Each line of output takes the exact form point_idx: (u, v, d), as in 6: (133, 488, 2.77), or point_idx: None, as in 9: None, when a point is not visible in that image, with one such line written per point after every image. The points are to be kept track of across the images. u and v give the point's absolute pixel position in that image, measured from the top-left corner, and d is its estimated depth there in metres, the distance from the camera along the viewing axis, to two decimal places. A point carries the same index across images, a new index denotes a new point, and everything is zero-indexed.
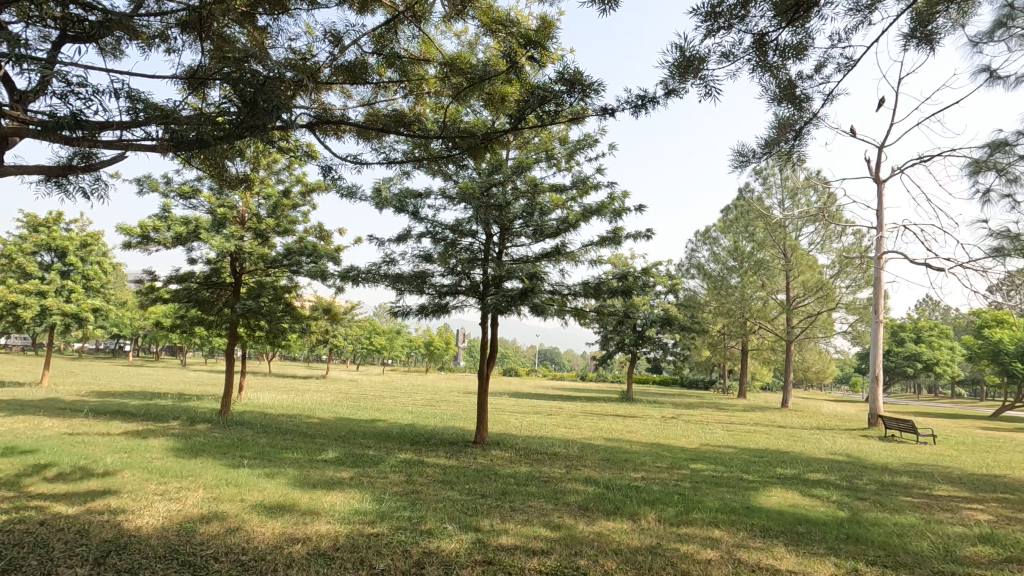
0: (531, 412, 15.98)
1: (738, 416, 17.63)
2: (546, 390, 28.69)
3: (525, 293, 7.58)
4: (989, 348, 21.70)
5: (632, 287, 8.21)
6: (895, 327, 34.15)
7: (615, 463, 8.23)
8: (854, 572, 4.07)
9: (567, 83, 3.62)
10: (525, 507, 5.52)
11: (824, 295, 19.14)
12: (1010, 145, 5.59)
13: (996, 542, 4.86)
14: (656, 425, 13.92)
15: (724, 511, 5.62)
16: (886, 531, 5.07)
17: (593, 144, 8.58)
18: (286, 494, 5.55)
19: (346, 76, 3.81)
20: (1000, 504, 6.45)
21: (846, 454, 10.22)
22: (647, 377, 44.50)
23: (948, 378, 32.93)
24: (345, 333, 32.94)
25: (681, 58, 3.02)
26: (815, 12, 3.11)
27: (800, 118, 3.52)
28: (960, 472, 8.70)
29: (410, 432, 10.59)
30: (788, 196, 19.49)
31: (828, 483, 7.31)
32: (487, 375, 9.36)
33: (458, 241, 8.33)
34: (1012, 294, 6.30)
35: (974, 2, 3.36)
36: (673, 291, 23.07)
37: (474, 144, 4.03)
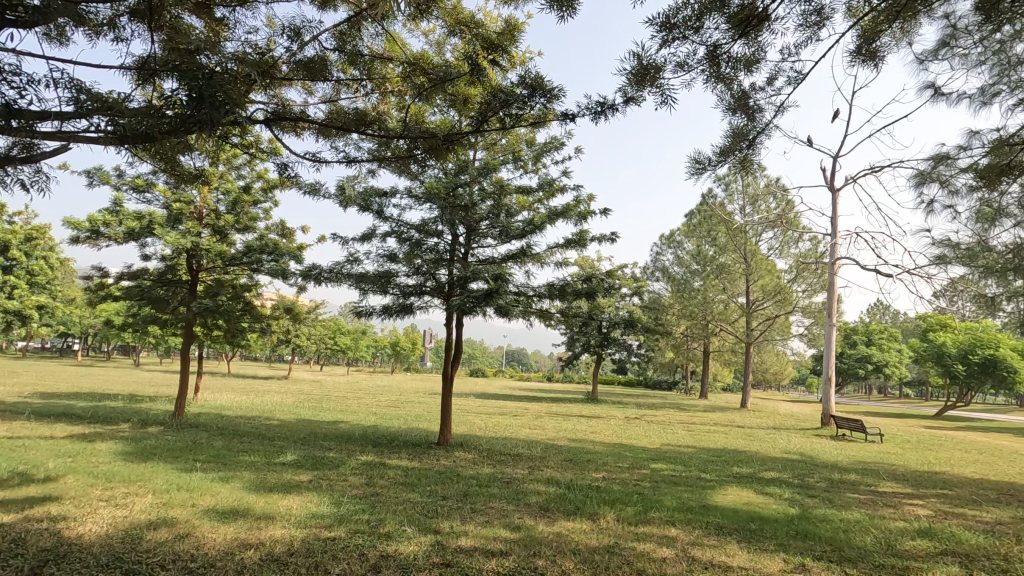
0: (496, 413, 16.00)
1: (699, 416, 17.99)
2: (513, 391, 28.68)
3: (490, 294, 7.58)
4: (933, 351, 22.81)
5: (596, 288, 8.31)
6: (848, 330, 35.53)
7: (577, 463, 8.31)
8: (801, 567, 4.21)
9: (529, 87, 3.67)
10: (486, 508, 5.52)
11: (782, 298, 19.55)
12: (952, 158, 5.90)
13: (933, 536, 5.11)
14: (619, 426, 14.10)
15: (681, 509, 5.74)
16: (832, 527, 5.27)
17: (560, 147, 8.66)
18: (241, 498, 5.40)
19: (306, 72, 3.74)
20: (939, 499, 6.78)
21: (799, 453, 10.56)
22: (612, 379, 45.03)
23: (895, 380, 34.48)
24: (308, 332, 32.28)
25: (637, 66, 3.08)
26: (766, 27, 3.21)
27: (753, 128, 3.63)
28: (903, 469, 9.11)
29: (373, 434, 10.42)
30: (748, 202, 20.08)
31: (781, 481, 7.55)
32: (453, 376, 9.30)
33: (424, 241, 8.28)
34: (955, 300, 6.63)
35: (915, 23, 3.54)
36: (638, 293, 23.47)
37: (437, 145, 4.01)
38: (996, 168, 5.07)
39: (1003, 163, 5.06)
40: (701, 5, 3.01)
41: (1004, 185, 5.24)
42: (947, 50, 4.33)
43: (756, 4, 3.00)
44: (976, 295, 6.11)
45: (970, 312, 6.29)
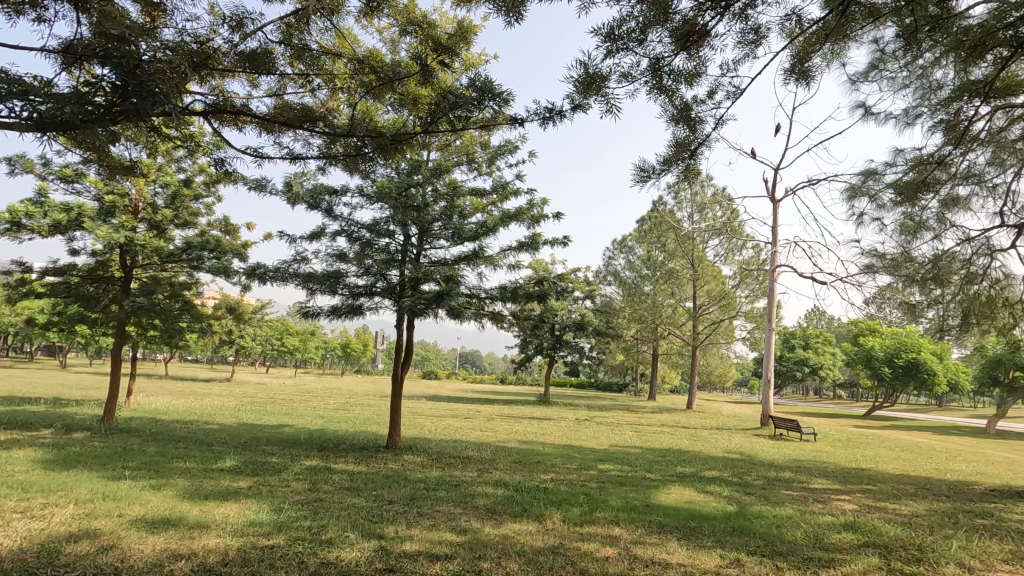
0: (447, 415, 15.89)
1: (647, 418, 18.46)
2: (465, 393, 28.62)
3: (441, 296, 7.50)
4: (863, 354, 24.21)
5: (548, 291, 8.38)
6: (787, 334, 37.31)
7: (526, 465, 8.36)
8: (736, 562, 4.38)
9: (478, 90, 3.67)
10: (433, 512, 5.48)
11: (726, 303, 20.37)
12: (879, 173, 6.30)
13: (857, 529, 5.43)
14: (569, 427, 14.28)
15: (625, 509, 5.86)
16: (766, 523, 5.52)
17: (513, 150, 8.72)
18: (173, 507, 5.15)
19: (248, 64, 3.61)
20: (863, 494, 7.21)
21: (739, 452, 11.00)
22: (565, 381, 45.57)
23: (829, 381, 36.36)
24: (253, 333, 31.09)
25: (583, 74, 3.12)
26: (706, 42, 3.32)
27: (694, 139, 3.73)
28: (833, 466, 9.64)
29: (319, 437, 10.19)
30: (696, 210, 20.74)
31: (721, 479, 7.84)
32: (403, 378, 9.18)
33: (375, 241, 8.14)
34: (883, 307, 7.05)
35: (843, 46, 3.75)
36: (591, 296, 23.89)
37: (384, 144, 3.93)
38: (916, 185, 5.45)
39: (923, 180, 5.44)
40: (645, 18, 3.09)
41: (924, 200, 5.64)
42: (876, 73, 4.63)
43: (696, 20, 3.10)
44: (902, 303, 6.51)
45: (896, 318, 6.70)
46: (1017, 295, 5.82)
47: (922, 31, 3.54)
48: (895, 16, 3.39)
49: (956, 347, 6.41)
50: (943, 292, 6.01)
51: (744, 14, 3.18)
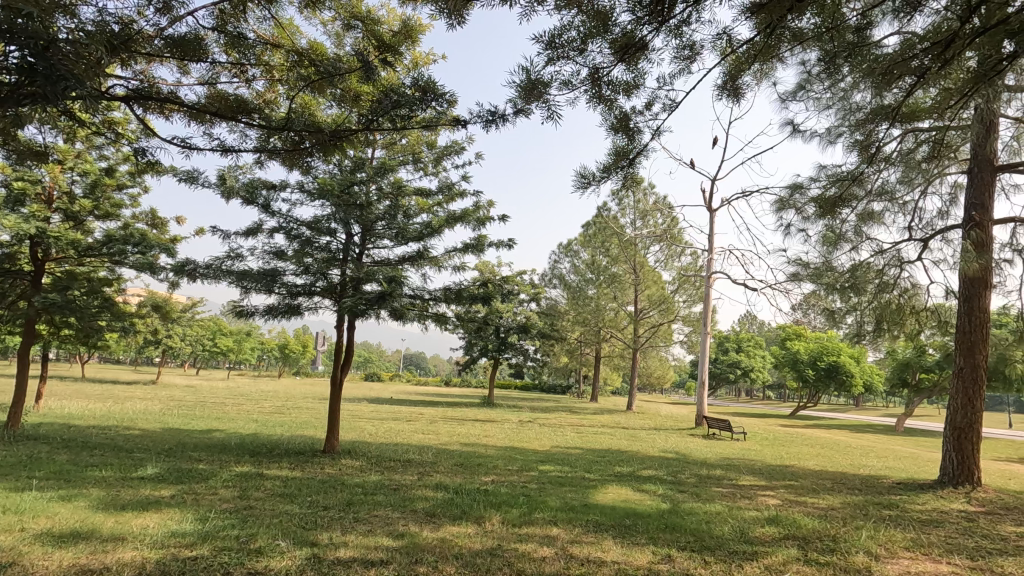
0: (389, 418, 15.62)
1: (588, 418, 18.84)
2: (409, 395, 28.16)
3: (383, 297, 7.32)
4: (790, 357, 25.67)
5: (492, 293, 8.36)
6: (721, 338, 39.09)
7: (467, 468, 8.32)
8: (667, 558, 4.54)
9: (421, 90, 3.65)
10: (369, 517, 5.36)
11: (666, 307, 21.07)
12: (804, 188, 6.73)
13: (779, 523, 5.73)
14: (512, 429, 14.37)
15: (563, 509, 5.95)
16: (697, 519, 5.74)
17: (460, 151, 8.68)
18: (85, 518, 4.80)
19: (178, 51, 3.42)
20: (786, 490, 7.64)
21: (674, 451, 11.40)
22: (510, 383, 45.80)
23: (760, 384, 38.30)
24: (183, 332, 29.46)
25: (525, 80, 3.12)
26: (643, 56, 3.40)
27: (633, 148, 3.77)
28: (760, 464, 10.15)
29: (251, 442, 9.76)
30: (638, 217, 21.35)
31: (656, 479, 8.07)
32: (342, 380, 8.94)
33: (315, 239, 7.90)
34: (808, 313, 7.49)
35: (771, 67, 3.96)
36: (536, 299, 24.10)
37: (323, 140, 3.79)
38: (836, 200, 5.84)
39: (842, 196, 5.84)
40: (585, 29, 3.16)
41: (843, 214, 6.06)
42: (803, 93, 4.94)
43: (635, 33, 3.16)
44: (824, 310, 6.94)
45: (819, 323, 7.13)
46: (922, 303, 6.33)
47: (840, 57, 3.82)
48: (816, 41, 3.63)
49: (870, 351, 6.90)
50: (860, 300, 6.47)
51: (679, 29, 3.28)
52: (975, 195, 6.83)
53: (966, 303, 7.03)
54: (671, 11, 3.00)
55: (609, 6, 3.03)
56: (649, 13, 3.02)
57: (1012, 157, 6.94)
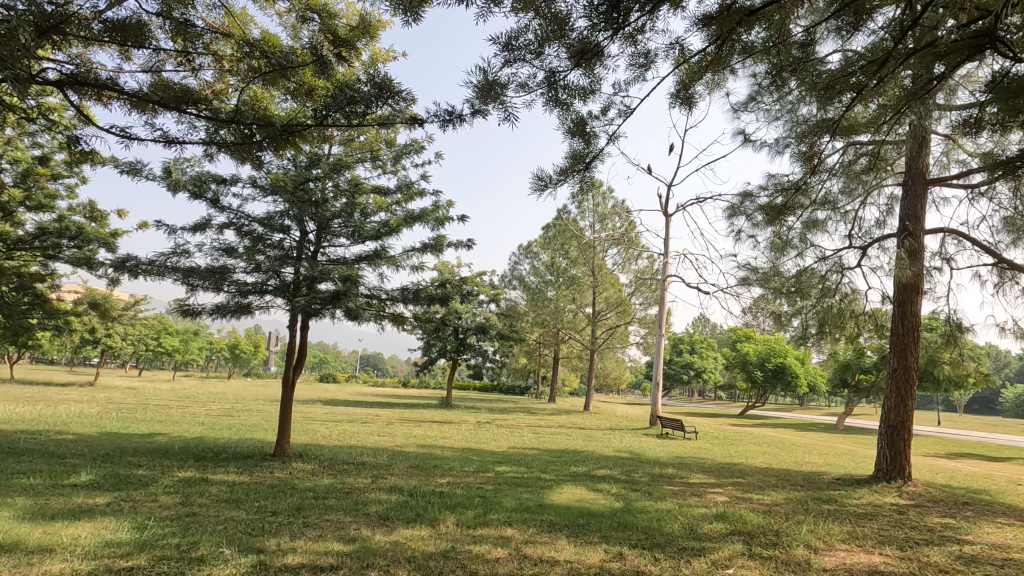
0: (343, 419, 15.30)
1: (545, 419, 19.00)
2: (363, 397, 27.63)
3: (338, 296, 7.13)
4: (739, 358, 26.70)
5: (450, 294, 8.28)
6: (676, 340, 40.11)
7: (423, 470, 8.22)
8: (618, 555, 4.61)
9: (377, 88, 3.61)
10: (319, 522, 5.22)
11: (623, 310, 21.46)
12: (753, 195, 6.98)
13: (726, 519, 5.91)
14: (469, 430, 14.33)
15: (519, 510, 5.97)
16: (648, 517, 5.86)
17: (419, 150, 8.57)
18: (8, 530, 4.49)
19: (118, 36, 3.25)
20: (734, 487, 7.90)
21: (628, 450, 11.61)
22: (468, 385, 45.72)
23: (711, 384, 39.48)
24: (125, 331, 28.08)
25: (482, 81, 3.10)
26: (599, 61, 3.43)
27: (589, 152, 3.79)
28: (710, 462, 10.47)
29: (196, 446, 9.36)
30: (597, 220, 21.67)
31: (610, 478, 8.22)
32: (294, 382, 8.69)
33: (267, 236, 7.66)
34: (757, 316, 7.75)
35: (722, 77, 4.09)
36: (495, 300, 24.12)
37: (274, 134, 3.66)
38: (782, 207, 6.08)
39: (787, 204, 6.09)
40: (542, 32, 3.17)
41: (789, 221, 6.32)
42: (753, 104, 5.12)
43: (592, 39, 3.19)
44: (772, 313, 7.21)
45: (767, 326, 7.40)
46: (861, 308, 6.65)
47: (786, 70, 3.98)
48: (764, 54, 3.77)
49: (814, 352, 7.22)
50: (805, 303, 6.74)
51: (635, 36, 3.34)
52: (909, 206, 7.24)
53: (900, 308, 7.44)
54: (626, 18, 3.06)
55: (566, 10, 3.06)
56: (606, 19, 3.06)
57: (943, 172, 7.39)
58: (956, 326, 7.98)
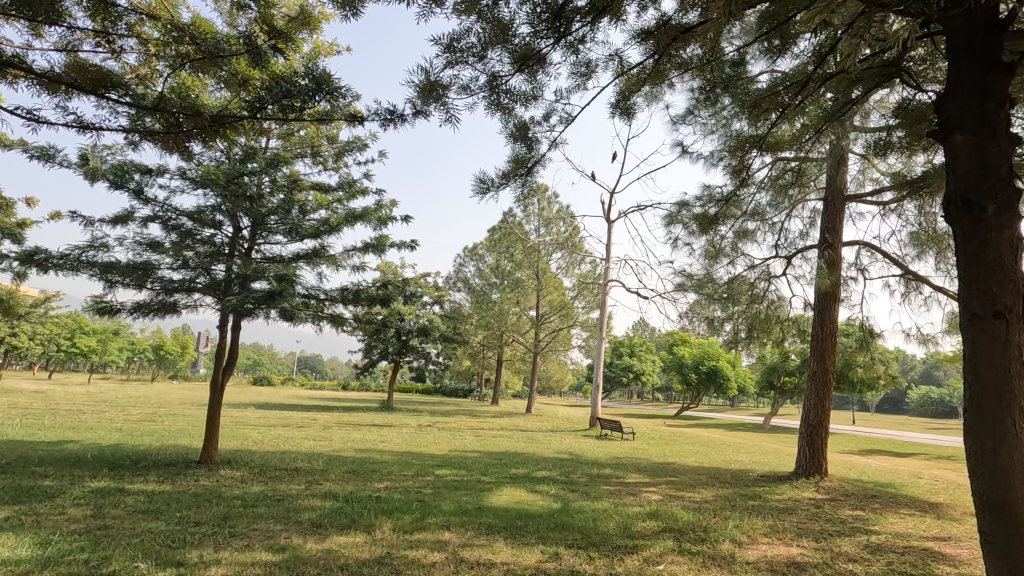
0: (277, 424, 14.68)
1: (487, 422, 18.99)
2: (300, 399, 26.71)
3: (272, 296, 6.78)
4: (676, 361, 27.82)
5: (392, 295, 8.12)
6: (616, 343, 41.16)
7: (360, 474, 8.03)
8: (555, 555, 4.68)
9: (314, 82, 3.49)
10: (247, 532, 4.98)
11: (566, 313, 21.79)
12: (690, 205, 7.26)
13: (659, 517, 6.11)
14: (410, 433, 14.13)
15: (457, 513, 5.94)
16: (585, 517, 5.97)
17: (363, 148, 8.38)
18: None
19: (27, 10, 2.98)
20: (667, 485, 8.17)
21: (568, 451, 11.80)
22: (411, 387, 45.13)
23: (650, 386, 40.80)
24: (34, 330, 25.87)
25: (424, 81, 3.05)
26: (542, 67, 3.45)
27: (531, 157, 3.78)
28: (645, 461, 10.80)
29: (112, 454, 8.73)
30: (542, 224, 21.92)
31: (549, 479, 8.33)
32: (223, 385, 8.26)
33: (197, 231, 7.26)
34: (692, 320, 8.05)
35: (660, 90, 4.21)
36: (439, 302, 23.90)
37: (202, 124, 3.47)
38: (715, 217, 6.36)
39: (720, 214, 6.37)
40: (484, 36, 3.16)
41: (721, 230, 6.62)
42: (690, 117, 5.33)
43: (535, 45, 3.21)
44: (706, 318, 7.50)
45: (702, 330, 7.70)
46: (785, 314, 7.04)
47: (718, 87, 4.19)
48: (698, 71, 3.94)
49: (743, 356, 7.59)
50: (736, 309, 7.05)
51: (576, 45, 3.41)
52: (829, 220, 7.77)
53: (820, 315, 7.94)
54: (569, 27, 3.11)
55: (509, 16, 3.09)
56: (549, 28, 3.10)
57: (859, 189, 7.96)
58: (869, 332, 8.58)
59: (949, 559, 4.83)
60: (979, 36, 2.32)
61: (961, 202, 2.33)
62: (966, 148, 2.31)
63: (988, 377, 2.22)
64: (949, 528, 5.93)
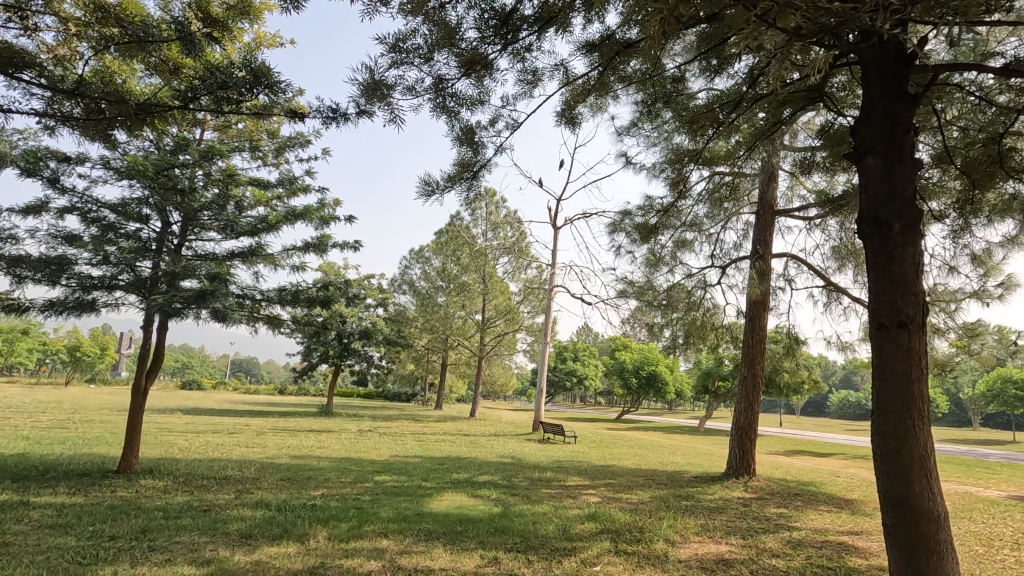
0: (206, 430, 13.93)
1: (431, 426, 18.77)
2: (232, 404, 25.43)
3: (203, 295, 6.40)
4: (617, 366, 28.70)
5: (333, 297, 7.88)
6: (560, 348, 41.76)
7: (295, 482, 7.74)
8: (494, 560, 4.67)
9: (252, 75, 3.36)
10: (167, 545, 4.69)
11: (511, 317, 21.88)
12: (632, 213, 7.48)
13: (597, 519, 6.23)
14: (349, 438, 13.77)
15: (396, 519, 5.83)
16: (525, 520, 6.01)
17: (305, 144, 8.12)
18: None
19: None
20: (606, 488, 8.35)
21: (510, 456, 11.84)
22: (352, 392, 44.01)
23: (592, 390, 41.62)
24: None
25: (368, 80, 3.00)
26: (489, 73, 3.47)
27: (477, 161, 3.78)
28: (586, 464, 10.99)
29: (16, 464, 8.02)
30: (490, 228, 21.96)
31: (491, 483, 8.32)
32: (147, 389, 7.78)
33: (120, 225, 6.80)
34: (633, 326, 8.27)
35: (604, 101, 4.32)
36: (383, 304, 23.43)
37: (127, 112, 3.26)
38: (655, 227, 6.58)
39: (660, 224, 6.60)
40: (431, 39, 3.15)
41: (660, 240, 6.85)
42: (635, 129, 5.49)
43: (482, 50, 3.22)
44: (647, 324, 7.72)
45: (643, 336, 7.92)
46: (720, 321, 7.36)
47: (659, 101, 4.34)
48: (640, 84, 4.06)
49: (681, 361, 7.86)
50: (675, 316, 7.30)
51: (523, 53, 3.44)
52: (761, 232, 8.19)
53: (751, 322, 8.36)
54: (516, 35, 3.15)
55: (456, 20, 3.08)
56: (496, 34, 3.11)
57: (788, 205, 8.44)
58: (796, 339, 9.09)
59: (860, 552, 5.19)
60: (890, 68, 2.53)
61: (871, 221, 2.53)
62: (878, 170, 2.51)
63: (893, 381, 2.41)
64: (861, 523, 6.37)
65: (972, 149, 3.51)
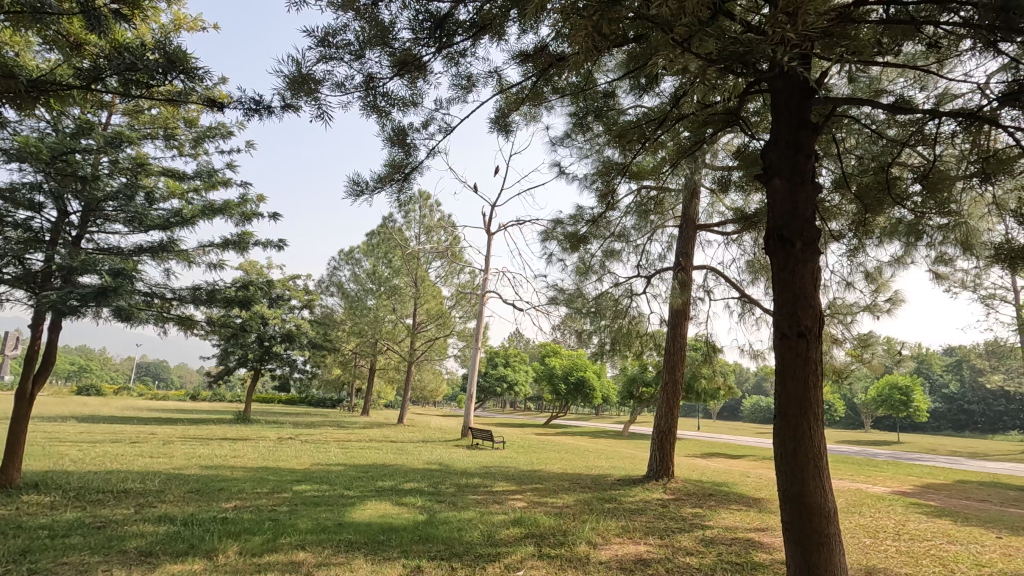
0: (104, 440, 12.76)
1: (356, 433, 18.20)
2: (136, 412, 23.45)
3: (103, 293, 5.76)
4: (546, 372, 29.04)
5: (253, 298, 7.47)
6: (492, 354, 41.85)
7: (203, 494, 7.25)
8: (416, 569, 4.58)
9: (166, 60, 3.13)
10: (53, 567, 4.25)
11: (443, 322, 21.67)
12: (563, 222, 7.64)
13: (523, 523, 6.27)
14: (267, 447, 13.09)
15: (314, 531, 5.59)
16: (450, 528, 5.95)
17: (227, 136, 7.70)
18: None
19: None
20: (532, 492, 8.44)
21: (438, 462, 11.70)
22: (272, 398, 41.89)
23: (522, 395, 41.97)
24: None
25: (295, 73, 2.89)
26: (423, 74, 3.44)
27: (409, 163, 3.72)
28: (513, 470, 11.05)
29: None
30: (423, 232, 21.68)
31: (416, 490, 8.17)
32: (34, 394, 7.04)
33: (8, 213, 6.11)
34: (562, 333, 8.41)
35: (537, 111, 4.39)
36: (309, 307, 22.49)
37: (17, 89, 2.94)
38: (585, 236, 6.75)
39: (590, 233, 6.78)
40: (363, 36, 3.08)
41: (590, 249, 7.03)
42: (567, 139, 5.60)
43: (416, 51, 3.19)
44: (576, 331, 7.88)
45: (572, 343, 8.07)
46: (644, 329, 7.64)
47: (590, 114, 4.47)
48: (572, 96, 4.16)
49: (608, 368, 8.08)
50: (603, 323, 7.50)
51: (457, 57, 3.44)
52: (683, 245, 8.61)
53: (673, 331, 8.75)
54: (451, 39, 3.14)
55: (390, 19, 3.03)
56: (430, 36, 3.09)
57: (708, 220, 8.93)
58: (713, 347, 9.60)
59: (765, 547, 5.54)
60: (794, 98, 2.75)
61: (777, 238, 2.72)
62: (782, 192, 2.71)
63: (791, 388, 2.60)
64: (767, 520, 6.81)
65: (866, 176, 3.88)
